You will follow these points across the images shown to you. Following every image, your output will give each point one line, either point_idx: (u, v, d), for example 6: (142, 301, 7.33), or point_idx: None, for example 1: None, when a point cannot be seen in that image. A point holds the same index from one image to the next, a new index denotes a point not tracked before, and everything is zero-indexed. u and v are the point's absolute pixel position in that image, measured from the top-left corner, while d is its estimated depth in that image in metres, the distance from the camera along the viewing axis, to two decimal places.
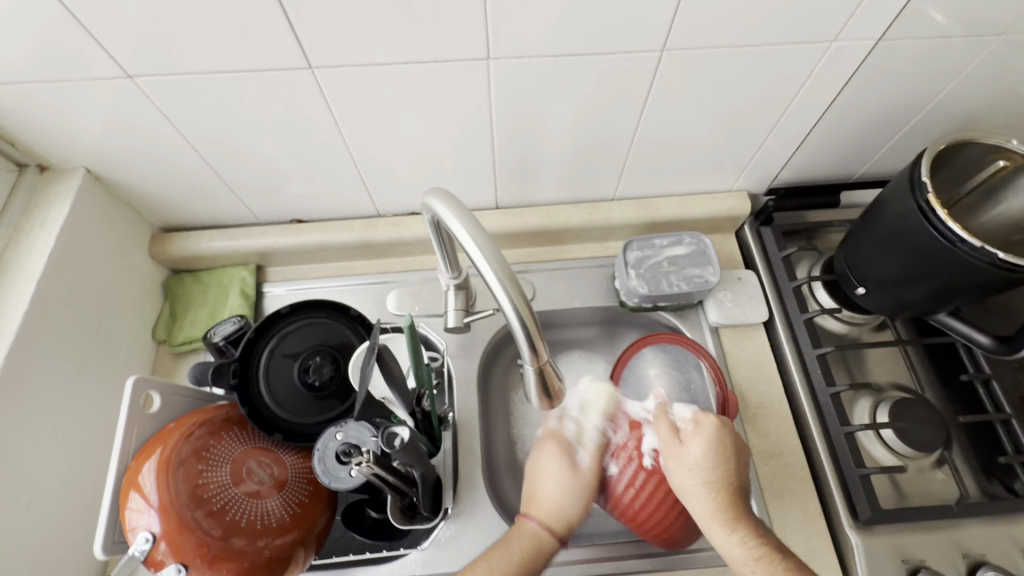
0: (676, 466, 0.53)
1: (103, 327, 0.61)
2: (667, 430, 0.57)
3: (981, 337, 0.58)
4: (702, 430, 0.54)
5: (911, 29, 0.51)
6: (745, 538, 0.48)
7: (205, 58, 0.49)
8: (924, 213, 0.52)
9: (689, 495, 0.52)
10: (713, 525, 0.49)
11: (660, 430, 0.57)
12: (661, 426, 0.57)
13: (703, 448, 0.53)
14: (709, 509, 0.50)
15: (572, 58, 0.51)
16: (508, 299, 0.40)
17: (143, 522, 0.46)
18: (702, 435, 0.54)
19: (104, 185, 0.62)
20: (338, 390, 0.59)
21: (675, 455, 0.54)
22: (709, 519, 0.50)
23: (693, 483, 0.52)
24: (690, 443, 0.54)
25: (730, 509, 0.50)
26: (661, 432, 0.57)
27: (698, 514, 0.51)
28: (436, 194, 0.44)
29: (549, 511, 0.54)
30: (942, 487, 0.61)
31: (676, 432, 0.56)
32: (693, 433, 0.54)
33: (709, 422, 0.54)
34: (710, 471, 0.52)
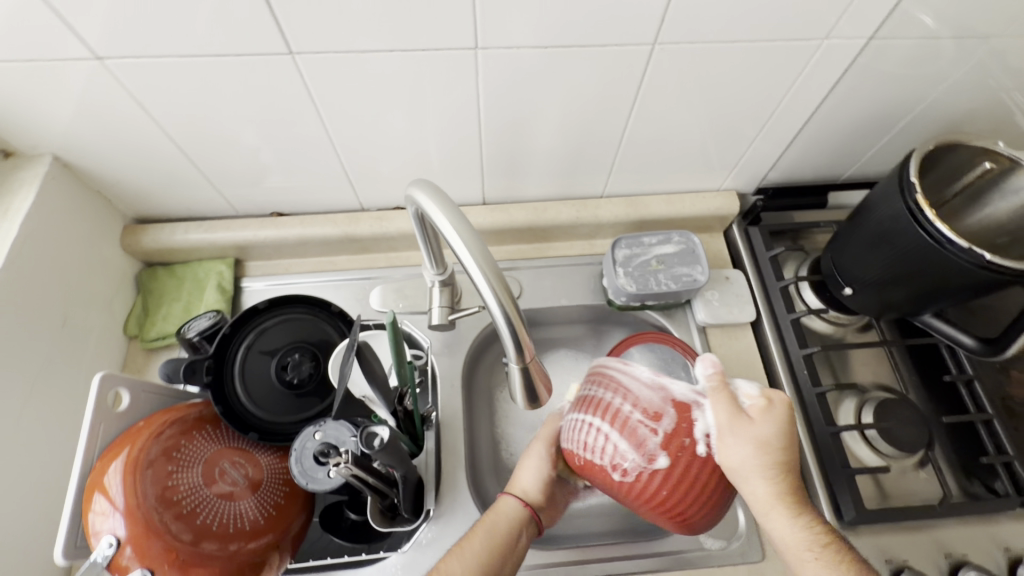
0: (741, 446, 0.44)
1: (70, 320, 0.58)
2: (727, 408, 0.45)
3: (964, 339, 0.58)
4: (767, 412, 0.47)
5: (901, 30, 0.51)
6: (807, 524, 0.45)
7: (180, 41, 0.46)
8: (912, 213, 0.52)
9: (752, 480, 0.45)
10: (773, 509, 0.46)
11: (723, 413, 0.45)
12: (723, 403, 0.46)
13: (773, 429, 0.46)
14: (770, 490, 0.45)
15: (563, 50, 0.50)
16: (492, 294, 0.39)
17: (107, 526, 0.43)
18: (773, 416, 0.47)
19: (74, 172, 0.60)
20: (317, 388, 0.57)
21: (743, 435, 0.44)
22: (770, 503, 0.45)
23: (762, 467, 0.45)
24: (759, 425, 0.46)
25: (789, 493, 0.46)
26: (721, 412, 0.45)
27: (757, 498, 0.46)
28: (420, 185, 0.42)
29: (532, 490, 0.55)
30: (924, 487, 0.61)
31: (740, 413, 0.45)
32: (760, 414, 0.46)
33: (777, 400, 0.48)
34: (775, 456, 0.45)
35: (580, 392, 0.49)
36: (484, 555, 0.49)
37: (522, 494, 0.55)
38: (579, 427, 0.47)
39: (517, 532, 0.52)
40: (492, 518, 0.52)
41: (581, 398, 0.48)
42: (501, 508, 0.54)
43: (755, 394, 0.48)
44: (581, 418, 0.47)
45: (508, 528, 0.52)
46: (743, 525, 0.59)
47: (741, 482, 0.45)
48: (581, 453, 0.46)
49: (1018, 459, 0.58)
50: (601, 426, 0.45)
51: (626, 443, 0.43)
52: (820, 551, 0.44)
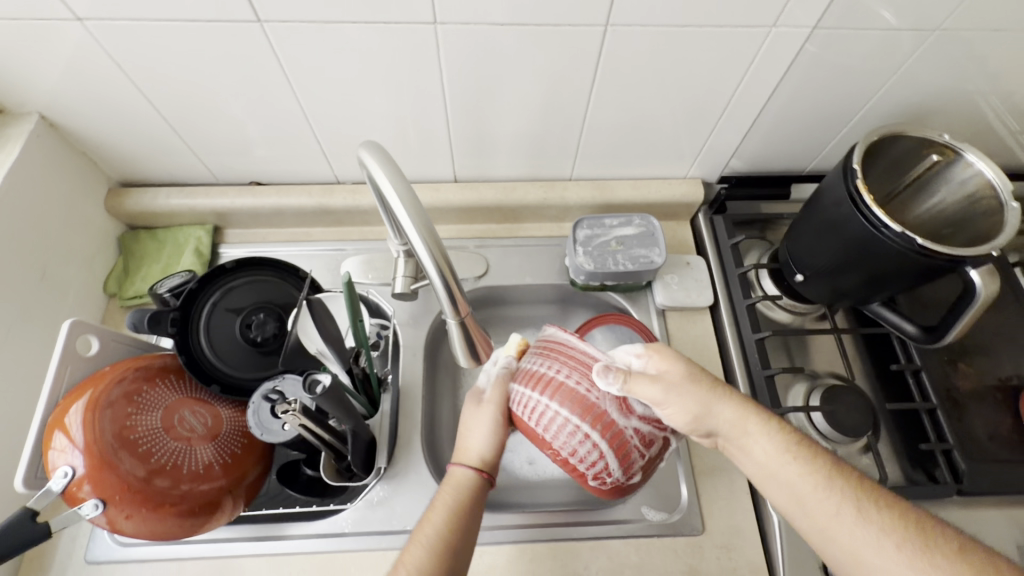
0: (684, 389, 0.48)
1: (48, 273, 0.61)
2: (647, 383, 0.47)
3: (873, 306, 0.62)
4: (668, 356, 0.50)
5: (851, 20, 0.53)
6: (779, 432, 0.47)
7: (155, 6, 0.49)
8: (854, 200, 0.54)
9: (713, 402, 0.48)
10: (746, 424, 0.48)
11: (648, 389, 0.46)
12: (641, 382, 0.47)
13: (684, 365, 0.50)
14: (735, 406, 0.48)
15: (518, 27, 0.52)
16: (427, 249, 0.42)
17: (65, 460, 0.46)
18: (671, 360, 0.50)
19: (59, 133, 0.63)
20: (280, 347, 0.60)
21: (678, 387, 0.48)
22: (742, 419, 0.48)
23: (708, 389, 0.49)
24: (670, 371, 0.49)
25: (753, 407, 0.48)
26: (646, 390, 0.46)
27: (727, 421, 0.48)
28: (369, 147, 0.44)
29: (484, 454, 0.52)
30: (866, 473, 0.62)
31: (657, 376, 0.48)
32: (662, 363, 0.50)
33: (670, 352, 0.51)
34: (711, 378, 0.50)
35: (569, 387, 0.46)
36: (445, 528, 0.46)
37: (476, 460, 0.52)
38: (566, 431, 0.46)
39: (472, 500, 0.49)
40: (443, 493, 0.50)
41: (574, 398, 0.46)
42: (452, 478, 0.51)
43: (641, 354, 0.51)
44: (570, 423, 0.46)
45: (462, 498, 0.49)
46: (684, 499, 0.60)
47: (703, 413, 0.48)
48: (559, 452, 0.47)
49: (957, 448, 0.59)
50: (599, 442, 0.45)
51: (618, 461, 0.46)
52: (798, 449, 0.45)
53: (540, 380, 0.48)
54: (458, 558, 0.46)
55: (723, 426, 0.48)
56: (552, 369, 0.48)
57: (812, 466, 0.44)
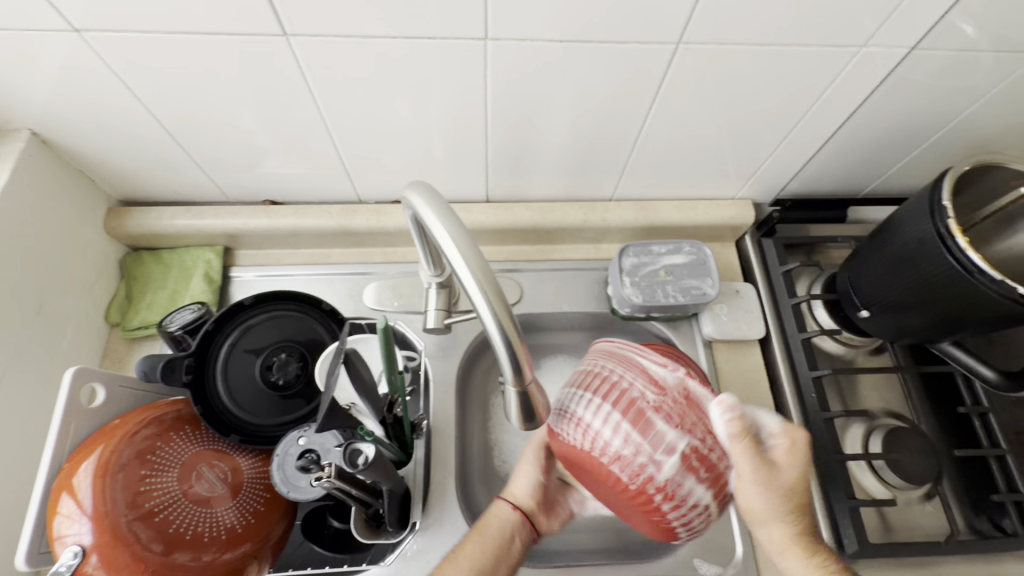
0: (766, 495, 0.43)
1: (45, 307, 0.55)
2: (750, 454, 0.42)
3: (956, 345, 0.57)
4: (794, 444, 0.45)
5: (944, 40, 0.48)
6: (819, 563, 0.44)
7: (165, 17, 0.43)
8: (941, 239, 0.49)
9: (769, 521, 0.45)
10: (788, 550, 0.45)
11: (743, 455, 0.42)
12: (738, 441, 0.41)
13: (800, 471, 0.44)
14: (786, 532, 0.45)
15: (578, 44, 0.47)
16: (489, 308, 0.35)
17: (73, 533, 0.41)
18: (797, 458, 0.45)
19: (53, 150, 0.56)
20: (304, 390, 0.55)
21: (779, 482, 0.43)
22: (785, 543, 0.45)
23: (778, 513, 0.44)
24: (786, 465, 0.44)
25: (804, 535, 0.45)
26: (744, 458, 0.42)
27: (770, 542, 0.46)
28: (417, 188, 0.39)
29: (527, 497, 0.55)
30: (929, 521, 0.58)
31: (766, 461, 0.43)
32: (786, 455, 0.44)
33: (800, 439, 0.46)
34: (794, 500, 0.44)
35: (700, 450, 0.40)
36: (482, 558, 0.50)
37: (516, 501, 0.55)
38: (676, 491, 0.40)
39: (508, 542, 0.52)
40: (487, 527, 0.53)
41: (700, 460, 0.40)
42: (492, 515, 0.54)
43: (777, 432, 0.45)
44: (685, 484, 0.40)
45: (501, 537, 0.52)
46: (740, 554, 0.56)
47: (757, 523, 0.45)
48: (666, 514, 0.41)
49: None
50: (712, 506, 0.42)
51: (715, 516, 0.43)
52: None
53: (660, 436, 0.40)
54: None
55: (766, 541, 0.46)
56: (667, 417, 0.40)
57: None
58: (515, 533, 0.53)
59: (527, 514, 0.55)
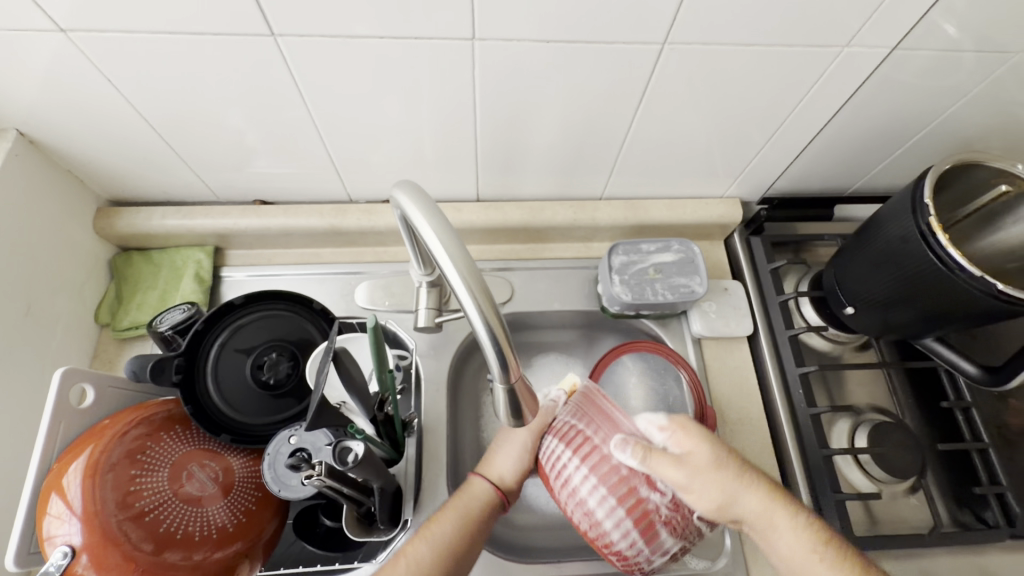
0: (708, 481, 0.43)
1: (34, 308, 0.55)
2: (668, 463, 0.43)
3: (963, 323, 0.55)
4: (692, 432, 0.45)
5: (926, 41, 0.48)
6: (799, 529, 0.44)
7: (152, 17, 0.43)
8: (924, 236, 0.49)
9: (738, 493, 0.44)
10: (772, 520, 0.44)
11: (671, 472, 0.42)
12: (665, 462, 0.43)
13: (711, 450, 0.44)
14: (763, 494, 0.44)
15: (565, 45, 0.47)
16: (475, 308, 0.36)
17: (62, 533, 0.41)
18: (692, 435, 0.45)
19: (41, 150, 0.56)
20: (295, 389, 0.55)
21: (700, 476, 0.43)
22: (767, 511, 0.44)
23: (731, 477, 0.44)
24: (696, 455, 0.44)
25: (774, 488, 0.45)
26: (669, 472, 0.42)
27: (753, 511, 0.44)
28: (405, 187, 0.39)
29: (508, 478, 0.52)
30: (914, 514, 0.59)
31: (677, 458, 0.43)
32: (686, 439, 0.45)
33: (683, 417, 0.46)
34: (736, 466, 0.45)
35: (670, 515, 0.43)
36: (452, 529, 0.47)
37: (497, 480, 0.52)
38: (652, 550, 0.44)
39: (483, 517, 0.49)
40: (457, 499, 0.50)
41: (670, 522, 0.44)
42: (472, 490, 0.51)
43: (664, 424, 0.46)
44: (659, 543, 0.44)
45: (477, 509, 0.49)
46: (728, 548, 0.57)
47: (729, 505, 0.43)
48: (639, 565, 0.45)
49: (1011, 491, 0.56)
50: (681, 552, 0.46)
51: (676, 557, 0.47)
52: (825, 552, 0.42)
53: (638, 506, 0.43)
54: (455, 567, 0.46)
55: (750, 517, 0.44)
56: (651, 486, 0.43)
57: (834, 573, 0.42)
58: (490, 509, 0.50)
59: (503, 491, 0.51)
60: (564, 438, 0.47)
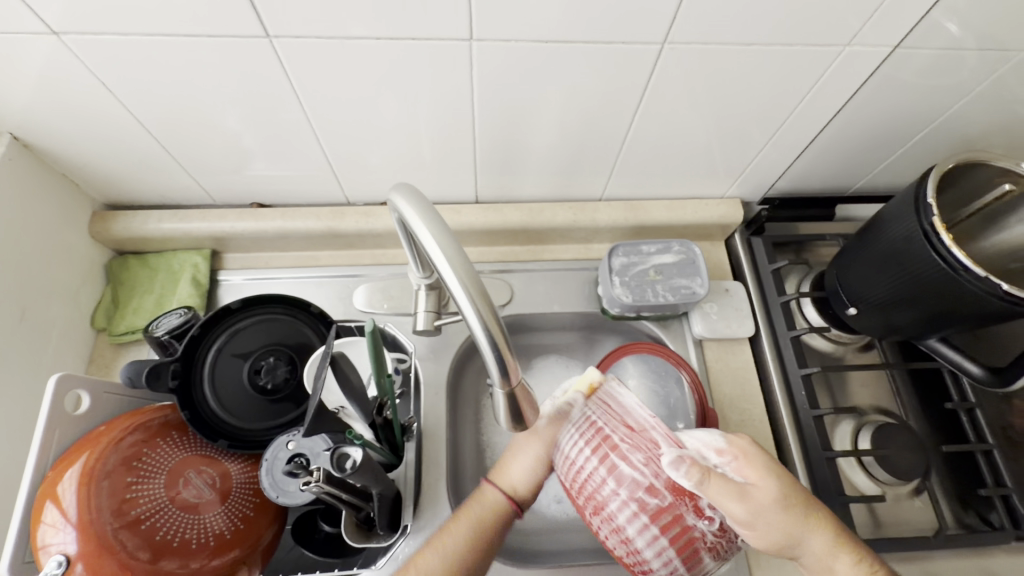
0: (772, 516, 0.40)
1: (29, 313, 0.54)
2: (728, 491, 0.39)
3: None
4: (756, 462, 0.42)
5: (928, 39, 0.48)
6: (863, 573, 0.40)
7: (146, 19, 0.43)
8: (928, 237, 0.49)
9: (804, 535, 0.41)
10: (835, 563, 0.41)
11: (730, 500, 0.39)
12: (722, 491, 0.39)
13: (778, 485, 0.41)
14: (829, 538, 0.41)
15: (563, 45, 0.46)
16: (473, 309, 0.35)
17: (57, 542, 0.41)
18: (755, 466, 0.41)
19: (35, 154, 0.56)
20: (292, 394, 0.54)
21: (765, 513, 0.39)
22: (829, 555, 0.41)
23: (799, 521, 0.41)
24: (760, 487, 0.40)
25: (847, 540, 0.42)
26: (730, 504, 0.39)
27: (813, 554, 0.41)
28: (402, 190, 0.39)
29: (520, 487, 0.50)
30: (919, 516, 0.59)
31: (741, 489, 0.39)
32: (748, 469, 0.41)
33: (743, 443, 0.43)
34: (804, 503, 0.42)
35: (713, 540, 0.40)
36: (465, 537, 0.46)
37: (508, 491, 0.50)
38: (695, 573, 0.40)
39: (495, 529, 0.47)
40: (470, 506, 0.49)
41: (714, 547, 0.40)
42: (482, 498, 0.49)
43: (722, 448, 0.42)
44: (702, 566, 0.40)
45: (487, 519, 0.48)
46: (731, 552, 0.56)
47: (790, 545, 0.41)
48: None
49: (1016, 492, 0.56)
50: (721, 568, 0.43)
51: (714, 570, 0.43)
52: None
53: (681, 534, 0.39)
54: (475, 568, 0.46)
55: (808, 560, 0.42)
56: (694, 513, 0.40)
57: None
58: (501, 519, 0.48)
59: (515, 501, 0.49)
60: (583, 438, 0.43)
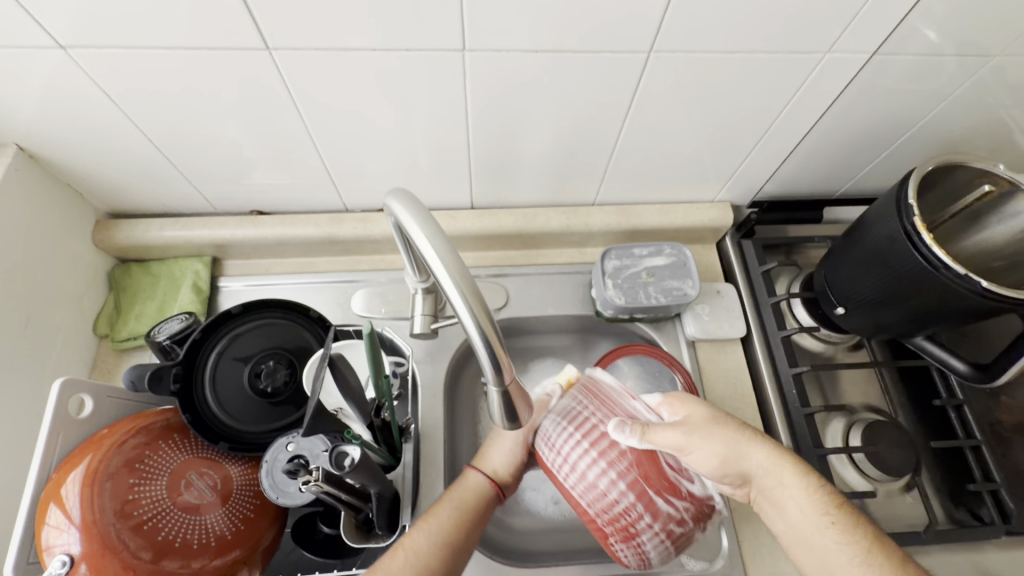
0: (709, 434, 0.47)
1: (33, 320, 0.56)
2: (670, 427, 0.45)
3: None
4: (688, 402, 0.50)
5: (905, 45, 0.50)
6: (807, 488, 0.45)
7: (150, 33, 0.44)
8: (910, 236, 0.50)
9: (745, 449, 0.47)
10: (780, 474, 0.46)
11: (673, 433, 0.44)
12: (666, 427, 0.45)
13: (710, 413, 0.49)
14: (770, 454, 0.47)
15: (554, 54, 0.48)
16: (467, 308, 0.36)
17: (60, 542, 0.41)
18: (688, 404, 0.50)
19: (41, 164, 0.57)
20: (292, 397, 0.55)
21: (702, 433, 0.47)
22: (775, 467, 0.47)
23: (735, 437, 0.48)
24: (694, 416, 0.49)
25: (787, 452, 0.48)
26: (671, 436, 0.44)
27: (762, 469, 0.47)
28: (397, 195, 0.40)
29: (502, 471, 0.53)
30: (909, 511, 0.60)
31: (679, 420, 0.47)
32: (683, 409, 0.50)
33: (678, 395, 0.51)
34: (738, 427, 0.49)
35: (692, 509, 0.42)
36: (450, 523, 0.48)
37: (491, 473, 0.53)
38: (678, 541, 0.43)
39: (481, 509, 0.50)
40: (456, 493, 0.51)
41: (692, 515, 0.42)
42: (467, 482, 0.52)
43: (659, 402, 0.51)
44: (684, 534, 0.42)
45: (474, 503, 0.50)
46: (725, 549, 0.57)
47: (736, 459, 0.47)
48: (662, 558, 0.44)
49: (1005, 487, 0.57)
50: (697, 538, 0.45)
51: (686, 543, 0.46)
52: (835, 513, 0.43)
53: (657, 509, 0.41)
54: (461, 551, 0.47)
55: (759, 475, 0.47)
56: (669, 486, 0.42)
57: (840, 532, 0.42)
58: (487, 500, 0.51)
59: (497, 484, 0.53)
60: (584, 436, 0.44)
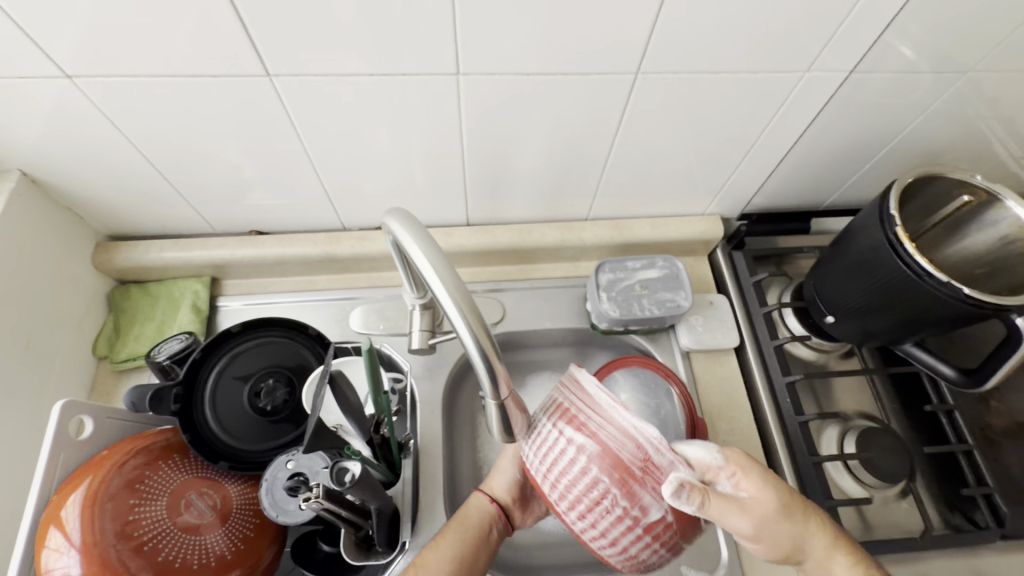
0: (775, 524, 0.44)
1: (33, 343, 0.56)
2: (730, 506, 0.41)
3: (1015, 320, 0.50)
4: (752, 472, 0.44)
5: (882, 63, 0.52)
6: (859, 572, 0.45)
7: (155, 61, 0.46)
8: (893, 246, 0.52)
9: (807, 537, 0.45)
10: (834, 562, 0.45)
11: (734, 515, 0.41)
12: (730, 509, 0.41)
13: (777, 494, 0.44)
14: (827, 540, 0.45)
15: (545, 76, 0.50)
16: (465, 324, 0.37)
17: (60, 564, 0.41)
18: (751, 477, 0.44)
19: (42, 189, 0.58)
20: (292, 415, 0.55)
21: (766, 521, 0.43)
22: (829, 556, 0.45)
23: (800, 526, 0.44)
24: (761, 498, 0.43)
25: (843, 539, 0.46)
26: (734, 518, 0.41)
27: (816, 555, 0.45)
28: (395, 215, 0.41)
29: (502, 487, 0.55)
30: (907, 518, 0.60)
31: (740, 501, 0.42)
32: (747, 481, 0.44)
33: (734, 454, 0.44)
34: (802, 508, 0.45)
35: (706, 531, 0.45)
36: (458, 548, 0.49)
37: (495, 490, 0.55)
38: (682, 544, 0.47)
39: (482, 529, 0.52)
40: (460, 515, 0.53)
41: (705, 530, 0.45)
42: (472, 504, 0.54)
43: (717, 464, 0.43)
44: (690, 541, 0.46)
45: (476, 522, 0.52)
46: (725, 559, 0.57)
47: (796, 549, 0.45)
48: None
49: (999, 491, 0.58)
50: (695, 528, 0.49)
51: None
52: None
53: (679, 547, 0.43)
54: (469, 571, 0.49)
55: (811, 562, 0.45)
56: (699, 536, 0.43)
57: None
58: (491, 522, 0.53)
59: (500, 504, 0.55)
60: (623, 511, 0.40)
